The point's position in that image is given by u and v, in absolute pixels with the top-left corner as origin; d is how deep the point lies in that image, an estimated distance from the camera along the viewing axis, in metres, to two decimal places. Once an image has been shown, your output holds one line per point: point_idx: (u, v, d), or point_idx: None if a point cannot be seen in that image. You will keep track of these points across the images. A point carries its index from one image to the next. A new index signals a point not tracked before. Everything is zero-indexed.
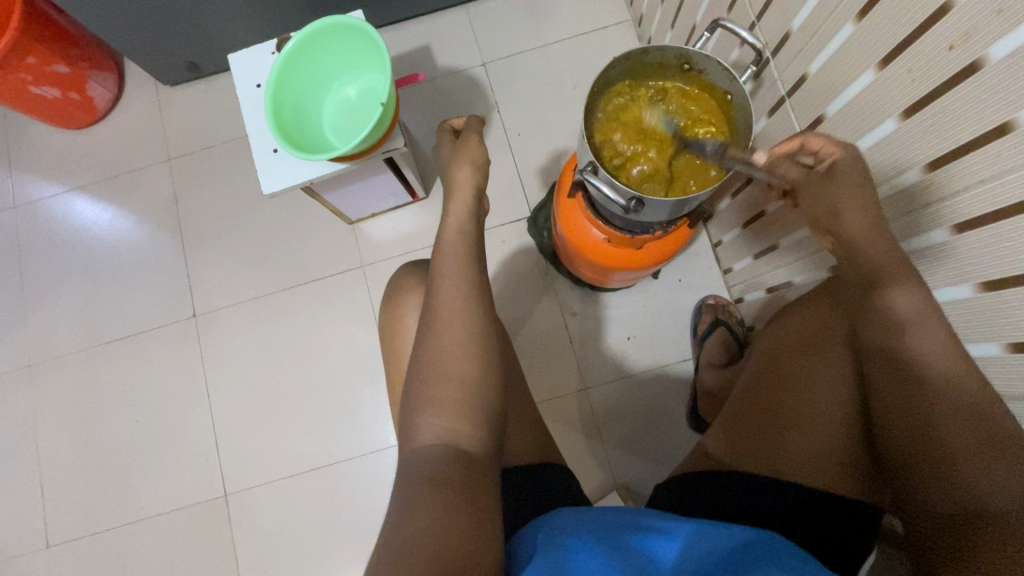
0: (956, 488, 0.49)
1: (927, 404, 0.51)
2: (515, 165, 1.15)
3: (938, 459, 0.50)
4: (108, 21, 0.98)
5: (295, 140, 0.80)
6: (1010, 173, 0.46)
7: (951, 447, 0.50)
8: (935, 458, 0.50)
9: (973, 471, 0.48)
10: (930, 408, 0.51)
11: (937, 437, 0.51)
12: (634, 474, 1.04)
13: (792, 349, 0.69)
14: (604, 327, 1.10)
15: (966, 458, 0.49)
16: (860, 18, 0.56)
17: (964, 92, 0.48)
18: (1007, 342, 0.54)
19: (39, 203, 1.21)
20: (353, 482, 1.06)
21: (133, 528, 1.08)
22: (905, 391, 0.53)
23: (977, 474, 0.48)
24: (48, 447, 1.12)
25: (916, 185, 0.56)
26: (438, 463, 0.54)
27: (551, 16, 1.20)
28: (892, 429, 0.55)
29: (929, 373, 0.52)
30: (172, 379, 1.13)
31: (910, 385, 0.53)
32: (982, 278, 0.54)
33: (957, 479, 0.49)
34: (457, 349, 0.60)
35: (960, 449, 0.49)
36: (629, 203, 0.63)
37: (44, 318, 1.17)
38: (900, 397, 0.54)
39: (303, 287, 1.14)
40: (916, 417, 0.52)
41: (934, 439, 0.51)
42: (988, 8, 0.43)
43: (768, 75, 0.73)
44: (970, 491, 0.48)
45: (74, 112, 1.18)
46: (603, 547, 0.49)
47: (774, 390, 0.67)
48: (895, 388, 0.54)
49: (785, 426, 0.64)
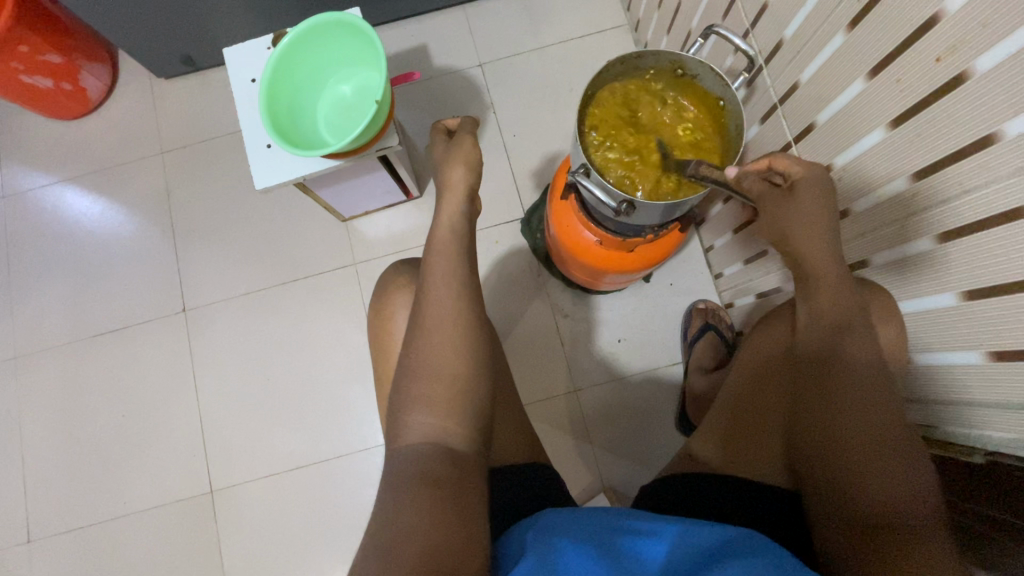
0: (873, 506, 0.54)
1: (864, 432, 0.55)
2: (509, 166, 1.15)
3: (865, 482, 0.54)
4: (104, 13, 0.98)
5: (290, 136, 0.81)
6: (992, 185, 0.47)
7: (889, 484, 0.54)
8: (861, 483, 0.54)
9: (881, 483, 0.54)
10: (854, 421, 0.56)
11: (866, 464, 0.55)
12: (622, 476, 1.04)
13: (765, 362, 0.69)
14: (595, 329, 1.10)
15: (895, 492, 0.53)
16: (850, 29, 0.57)
17: (950, 102, 0.48)
18: (988, 351, 0.55)
19: (28, 193, 1.20)
20: (341, 481, 1.06)
21: (117, 523, 1.07)
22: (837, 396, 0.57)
23: (904, 501, 0.53)
24: (32, 440, 1.11)
25: (903, 194, 0.57)
26: (425, 462, 0.54)
27: (548, 18, 1.20)
28: (817, 443, 0.58)
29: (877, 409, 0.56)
30: (160, 373, 1.12)
31: (855, 416, 0.56)
32: (965, 288, 0.55)
33: (875, 499, 0.54)
34: (446, 348, 0.60)
35: (900, 483, 0.53)
36: (620, 206, 0.64)
37: (31, 309, 1.15)
38: (836, 426, 0.56)
39: (294, 284, 1.14)
40: (852, 424, 0.56)
41: (863, 468, 0.55)
42: (973, 21, 0.44)
43: (761, 82, 0.73)
44: (877, 504, 0.53)
45: (65, 103, 1.17)
46: (591, 549, 0.49)
47: (749, 394, 0.68)
48: (825, 421, 0.57)
49: (741, 426, 0.67)
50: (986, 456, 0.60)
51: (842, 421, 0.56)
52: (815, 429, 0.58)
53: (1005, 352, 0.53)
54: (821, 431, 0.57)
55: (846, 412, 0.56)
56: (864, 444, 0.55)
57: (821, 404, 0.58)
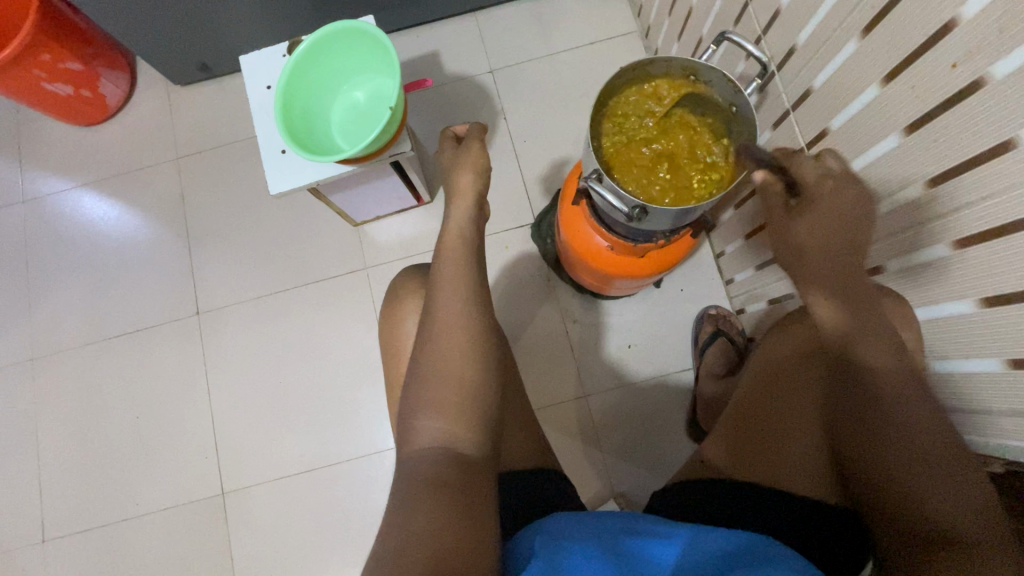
0: (926, 511, 0.51)
1: (908, 441, 0.54)
2: (520, 172, 1.16)
3: (920, 489, 0.52)
4: (124, 21, 1.00)
5: (304, 142, 0.81)
6: (1013, 190, 0.47)
7: (932, 493, 0.51)
8: (918, 490, 0.52)
9: (931, 487, 0.52)
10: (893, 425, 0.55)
11: (912, 466, 0.53)
12: (631, 482, 1.04)
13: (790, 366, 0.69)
14: (605, 335, 1.10)
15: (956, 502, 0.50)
16: (864, 35, 0.56)
17: (966, 109, 0.48)
18: (1006, 359, 0.55)
19: (47, 197, 1.22)
20: (349, 484, 1.07)
21: (129, 524, 1.08)
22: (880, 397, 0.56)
23: (969, 512, 0.50)
24: (47, 441, 1.13)
25: (919, 200, 0.57)
26: (435, 466, 0.54)
27: (560, 25, 1.21)
28: (861, 445, 0.57)
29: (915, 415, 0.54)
30: (173, 375, 1.13)
31: (889, 425, 0.55)
32: (982, 295, 0.54)
33: (932, 505, 0.51)
34: (456, 352, 0.60)
35: (948, 499, 0.51)
36: (632, 211, 0.64)
37: (48, 312, 1.17)
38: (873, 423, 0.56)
39: (305, 288, 1.15)
40: (893, 427, 0.55)
41: (914, 471, 0.53)
42: (991, 27, 0.44)
43: (773, 88, 0.73)
44: (938, 512, 0.51)
45: (84, 109, 1.19)
46: (602, 554, 0.48)
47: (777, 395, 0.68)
48: (865, 423, 0.57)
49: (775, 432, 0.66)
50: (1006, 466, 0.61)
51: (885, 428, 0.55)
52: (855, 436, 0.58)
53: (1023, 360, 0.53)
54: (863, 434, 0.57)
55: (890, 411, 0.55)
56: (915, 452, 0.53)
57: (863, 412, 0.57)
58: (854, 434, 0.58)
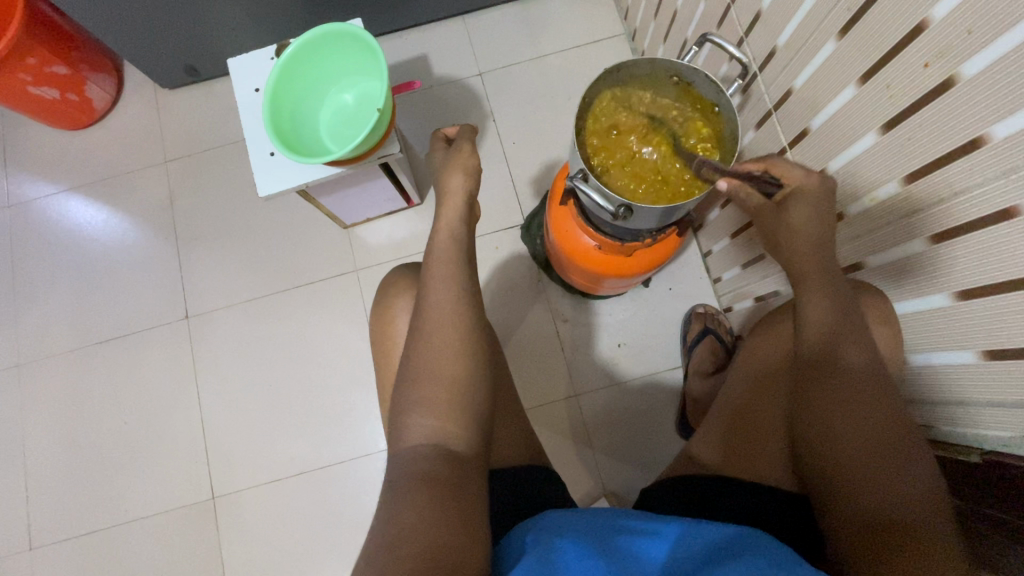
0: (882, 505, 0.53)
1: (868, 433, 0.56)
2: (509, 173, 1.16)
3: (873, 486, 0.54)
4: (111, 24, 1.00)
5: (292, 143, 0.82)
6: (984, 186, 0.48)
7: (890, 486, 0.54)
8: (876, 485, 0.54)
9: (888, 483, 0.54)
10: (854, 420, 0.56)
11: (873, 461, 0.55)
12: (623, 480, 1.05)
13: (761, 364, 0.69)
14: (595, 334, 1.11)
15: (904, 496, 0.53)
16: (841, 36, 0.58)
17: (938, 108, 0.50)
18: (980, 350, 0.56)
19: (32, 202, 1.21)
20: (341, 486, 1.07)
21: (118, 530, 1.07)
22: (847, 393, 0.57)
23: (918, 506, 0.52)
24: (34, 447, 1.12)
25: (896, 197, 0.58)
26: (427, 464, 0.54)
27: (548, 27, 1.22)
28: (816, 440, 0.58)
29: (881, 409, 0.56)
30: (163, 380, 1.13)
31: (852, 420, 0.56)
32: (957, 288, 0.56)
33: (885, 505, 0.53)
34: (446, 351, 0.61)
35: (905, 492, 0.53)
36: (618, 210, 0.65)
37: (35, 317, 1.16)
38: (836, 420, 0.57)
39: (295, 291, 1.15)
40: (856, 421, 0.56)
41: (875, 465, 0.55)
42: (960, 27, 0.45)
43: (755, 89, 0.75)
44: (890, 509, 0.53)
45: (71, 113, 1.18)
46: (592, 550, 0.49)
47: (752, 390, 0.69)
48: (826, 419, 0.57)
49: (750, 428, 0.67)
50: (983, 456, 0.62)
51: (839, 425, 0.56)
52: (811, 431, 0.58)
53: (999, 351, 0.54)
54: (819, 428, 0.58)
55: (853, 407, 0.57)
56: (866, 448, 0.55)
57: (820, 408, 0.58)
58: (806, 432, 0.59)
